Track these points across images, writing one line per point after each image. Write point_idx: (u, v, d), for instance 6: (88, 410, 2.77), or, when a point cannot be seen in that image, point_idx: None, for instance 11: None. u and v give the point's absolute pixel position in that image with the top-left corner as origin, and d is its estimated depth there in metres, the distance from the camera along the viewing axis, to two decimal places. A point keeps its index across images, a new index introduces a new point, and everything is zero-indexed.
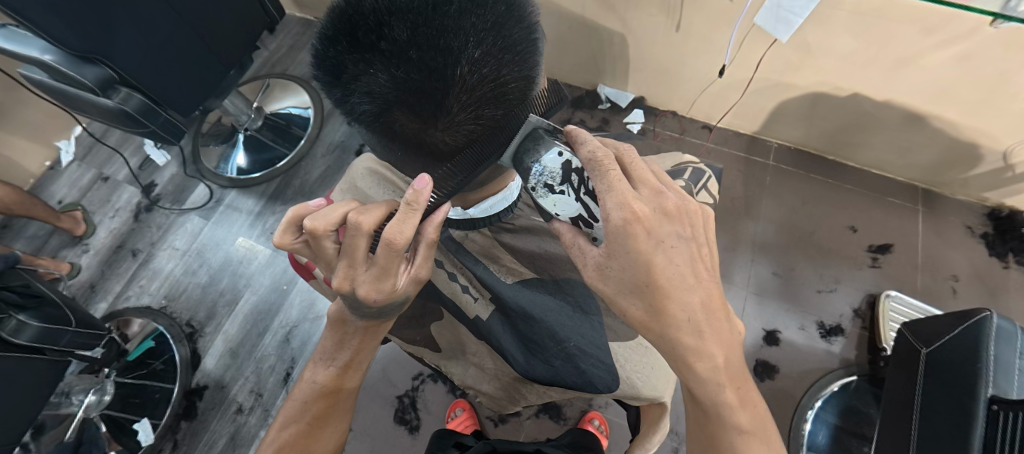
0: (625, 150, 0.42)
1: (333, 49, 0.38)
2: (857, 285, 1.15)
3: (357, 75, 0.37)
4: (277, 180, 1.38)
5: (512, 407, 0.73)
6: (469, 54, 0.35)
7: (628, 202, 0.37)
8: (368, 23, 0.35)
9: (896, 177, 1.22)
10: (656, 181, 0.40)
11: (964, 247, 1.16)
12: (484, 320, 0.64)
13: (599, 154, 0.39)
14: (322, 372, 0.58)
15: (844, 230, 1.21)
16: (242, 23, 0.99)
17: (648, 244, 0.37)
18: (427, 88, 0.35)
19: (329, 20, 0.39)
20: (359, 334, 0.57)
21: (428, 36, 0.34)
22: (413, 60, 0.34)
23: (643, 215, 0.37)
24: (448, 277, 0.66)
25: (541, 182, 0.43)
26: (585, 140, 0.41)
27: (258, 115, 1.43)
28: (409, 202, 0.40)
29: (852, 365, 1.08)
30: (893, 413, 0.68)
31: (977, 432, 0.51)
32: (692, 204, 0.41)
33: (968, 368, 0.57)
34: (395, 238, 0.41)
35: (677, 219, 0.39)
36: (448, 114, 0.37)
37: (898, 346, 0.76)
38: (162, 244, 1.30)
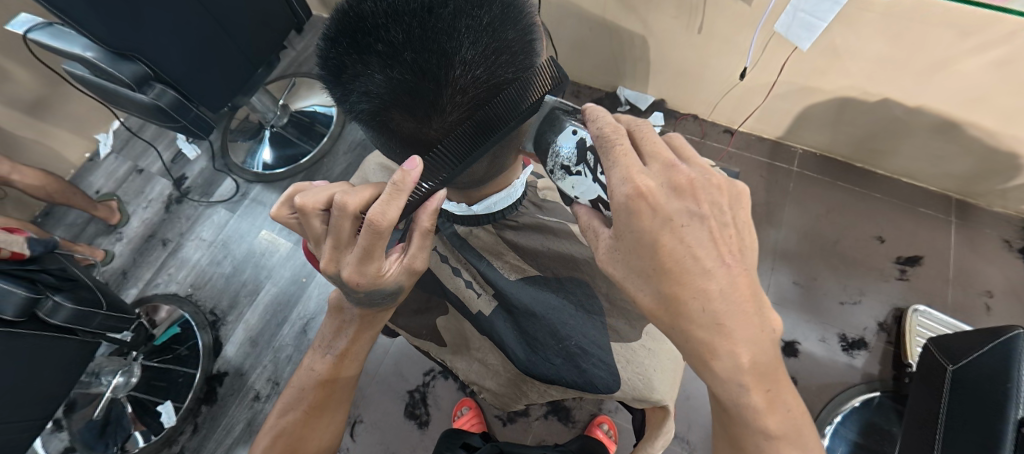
0: (639, 122, 0.39)
1: (334, 49, 0.39)
2: (882, 297, 1.11)
3: (356, 75, 0.38)
4: (299, 177, 1.42)
5: (516, 404, 0.73)
6: (462, 56, 0.36)
7: (633, 176, 0.35)
8: (365, 24, 0.36)
9: (928, 186, 1.17)
10: (668, 154, 0.37)
11: (1000, 261, 1.10)
12: (486, 316, 0.65)
13: (607, 129, 0.38)
14: (322, 359, 0.60)
15: (869, 240, 1.16)
16: (272, 23, 1.02)
17: (653, 221, 0.35)
18: (421, 88, 0.37)
19: (330, 20, 0.40)
20: (353, 322, 0.58)
21: (421, 38, 0.35)
22: (407, 61, 0.35)
23: (649, 191, 0.35)
24: (452, 271, 0.67)
25: (558, 163, 0.44)
26: (596, 114, 0.39)
27: (284, 112, 1.47)
28: (395, 183, 0.39)
29: (875, 380, 1.03)
30: (917, 429, 0.66)
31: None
32: (714, 178, 0.37)
33: (998, 388, 0.54)
34: (373, 218, 0.39)
35: (690, 195, 0.36)
36: (442, 113, 0.39)
37: (923, 361, 0.74)
38: (190, 234, 1.35)
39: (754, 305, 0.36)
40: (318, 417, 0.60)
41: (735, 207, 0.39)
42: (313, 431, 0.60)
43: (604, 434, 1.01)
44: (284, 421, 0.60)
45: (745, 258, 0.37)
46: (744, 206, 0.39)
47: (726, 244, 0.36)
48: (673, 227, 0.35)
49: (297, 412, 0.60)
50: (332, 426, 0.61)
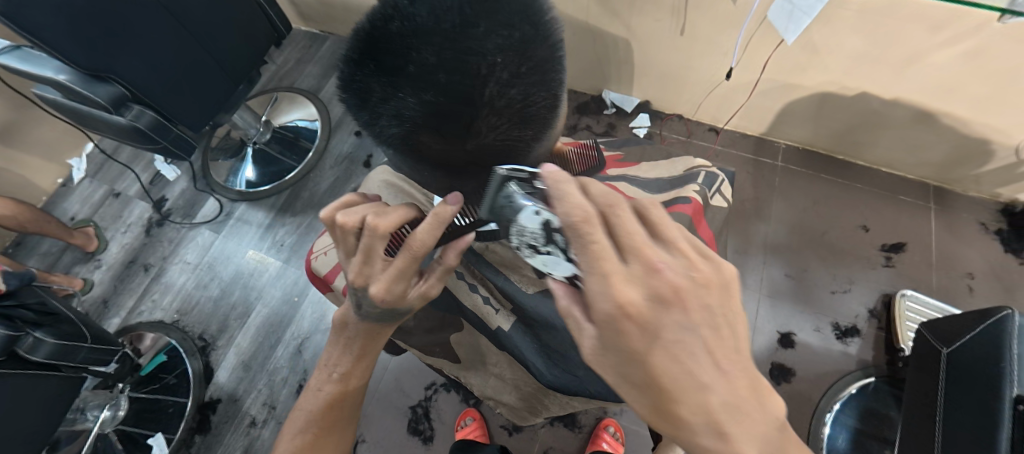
0: (613, 202, 0.29)
1: (357, 70, 0.35)
2: (871, 284, 1.14)
3: (384, 99, 0.34)
4: (286, 193, 1.39)
5: (530, 417, 0.74)
6: (502, 75, 0.33)
7: (616, 289, 0.27)
8: (393, 41, 0.32)
9: (907, 174, 1.21)
10: (653, 250, 0.29)
11: (979, 243, 1.14)
12: (506, 332, 0.62)
13: (577, 215, 0.28)
14: (326, 379, 0.58)
15: (855, 230, 1.20)
16: (251, 37, 1.00)
17: (642, 341, 0.28)
18: (456, 111, 0.33)
19: (352, 36, 0.36)
20: (358, 337, 0.56)
21: (457, 58, 0.31)
22: (444, 83, 0.32)
23: (635, 308, 0.28)
24: (468, 288, 0.65)
25: (525, 241, 0.35)
26: (565, 188, 0.29)
27: (266, 128, 1.45)
28: (436, 214, 0.39)
29: (870, 366, 1.05)
30: (914, 417, 0.67)
31: (1001, 433, 0.50)
32: (699, 272, 0.29)
33: (990, 368, 0.56)
34: (415, 243, 0.40)
35: (680, 304, 0.28)
36: (476, 135, 0.36)
37: (917, 347, 0.75)
38: (173, 257, 1.31)
39: (754, 398, 0.29)
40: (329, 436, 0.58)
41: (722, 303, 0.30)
42: (326, 450, 0.58)
43: (613, 436, 1.00)
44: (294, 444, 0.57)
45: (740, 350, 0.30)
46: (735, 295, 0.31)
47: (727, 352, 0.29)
48: (663, 345, 0.28)
49: (307, 433, 0.57)
50: (342, 444, 0.61)
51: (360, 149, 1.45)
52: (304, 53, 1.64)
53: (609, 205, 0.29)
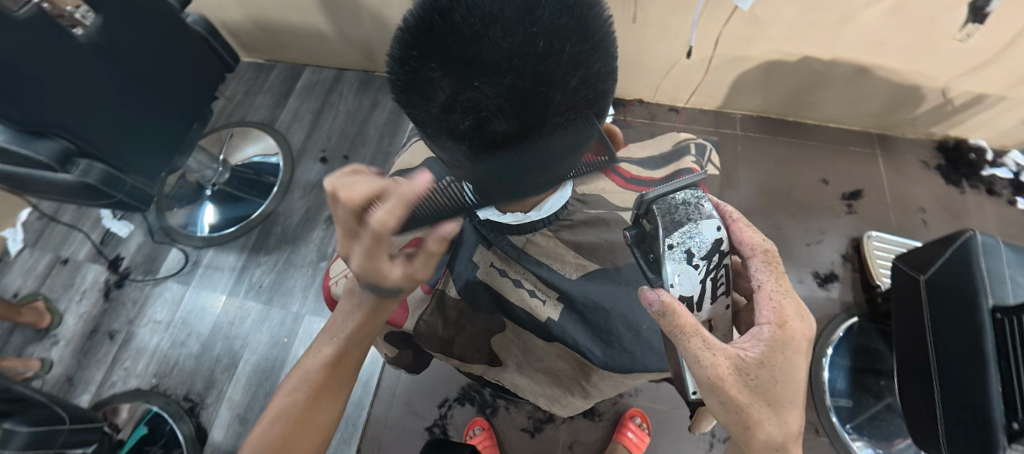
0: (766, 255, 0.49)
1: (423, 66, 0.32)
2: (840, 232, 1.22)
3: (458, 91, 0.31)
4: (255, 231, 1.32)
5: (569, 395, 0.71)
6: (578, 54, 0.31)
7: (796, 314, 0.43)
8: (462, 30, 0.30)
9: (852, 127, 1.31)
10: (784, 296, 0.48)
11: (925, 180, 1.25)
12: (557, 321, 0.63)
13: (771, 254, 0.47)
14: (330, 343, 0.56)
15: (817, 184, 1.28)
16: (199, 72, 0.94)
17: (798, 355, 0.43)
18: (534, 95, 0.31)
19: (410, 35, 0.33)
20: (362, 311, 0.54)
21: (535, 41, 0.30)
22: (523, 68, 0.30)
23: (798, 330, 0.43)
24: (513, 284, 0.65)
25: (688, 246, 0.46)
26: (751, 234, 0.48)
27: (224, 168, 1.37)
28: (405, 195, 0.36)
29: (852, 306, 1.12)
30: (908, 345, 0.72)
31: (988, 339, 0.56)
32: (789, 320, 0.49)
33: (962, 284, 0.61)
34: (373, 218, 0.35)
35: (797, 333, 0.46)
36: (547, 119, 0.34)
37: (896, 280, 0.80)
38: (141, 319, 1.21)
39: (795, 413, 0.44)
40: (319, 400, 0.55)
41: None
42: (316, 411, 0.55)
43: (638, 427, 1.01)
44: (286, 403, 0.54)
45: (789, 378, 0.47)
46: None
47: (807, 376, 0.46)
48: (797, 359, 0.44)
49: (300, 394, 0.54)
50: None
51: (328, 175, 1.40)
52: (252, 85, 1.57)
53: (770, 252, 0.47)
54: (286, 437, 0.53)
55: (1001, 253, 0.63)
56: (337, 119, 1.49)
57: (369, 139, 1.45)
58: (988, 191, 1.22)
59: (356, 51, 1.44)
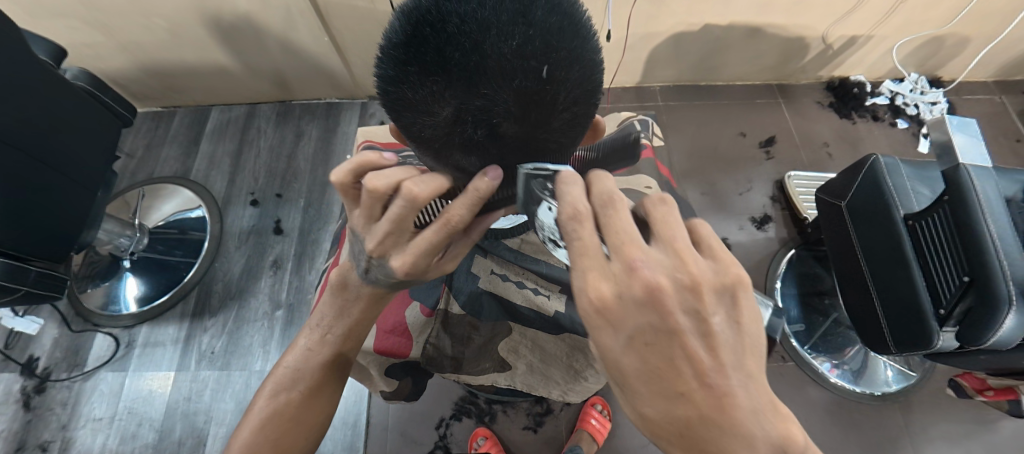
0: (608, 197, 0.28)
1: (422, 82, 0.32)
2: (764, 177, 1.35)
3: (466, 101, 0.32)
4: (194, 295, 1.20)
5: (585, 381, 0.71)
6: (576, 51, 0.32)
7: (588, 287, 0.26)
8: (460, 40, 0.30)
9: (755, 82, 1.46)
10: (636, 248, 0.25)
11: (822, 117, 1.42)
12: (564, 313, 0.65)
13: (567, 212, 0.27)
14: (322, 339, 0.55)
15: (736, 138, 1.40)
16: (94, 130, 0.83)
17: (615, 341, 0.26)
18: (543, 97, 0.32)
19: (399, 52, 0.32)
20: (358, 300, 0.52)
21: (536, 39, 0.30)
22: (529, 69, 0.31)
23: (609, 307, 0.25)
24: (515, 286, 0.67)
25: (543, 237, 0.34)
26: (567, 187, 0.29)
27: (141, 232, 1.23)
28: (478, 190, 0.34)
29: (788, 241, 1.25)
30: (843, 263, 0.81)
31: (908, 244, 0.66)
32: (690, 274, 0.25)
33: (879, 202, 0.71)
34: (454, 214, 0.35)
35: (660, 307, 0.24)
36: (558, 117, 0.34)
37: (822, 209, 0.90)
38: (76, 421, 1.05)
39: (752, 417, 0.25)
40: (310, 400, 0.56)
41: (727, 309, 0.26)
42: (309, 409, 0.56)
43: (601, 413, 1.04)
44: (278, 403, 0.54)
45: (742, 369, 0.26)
46: (742, 301, 0.26)
47: (717, 362, 0.25)
48: (638, 347, 0.26)
49: (294, 392, 0.55)
50: None
51: (263, 218, 1.30)
52: (154, 136, 1.41)
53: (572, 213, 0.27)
54: (278, 438, 0.53)
55: (901, 170, 0.74)
56: (260, 157, 1.38)
57: (302, 172, 1.36)
58: (874, 118, 1.41)
59: (267, 82, 1.35)
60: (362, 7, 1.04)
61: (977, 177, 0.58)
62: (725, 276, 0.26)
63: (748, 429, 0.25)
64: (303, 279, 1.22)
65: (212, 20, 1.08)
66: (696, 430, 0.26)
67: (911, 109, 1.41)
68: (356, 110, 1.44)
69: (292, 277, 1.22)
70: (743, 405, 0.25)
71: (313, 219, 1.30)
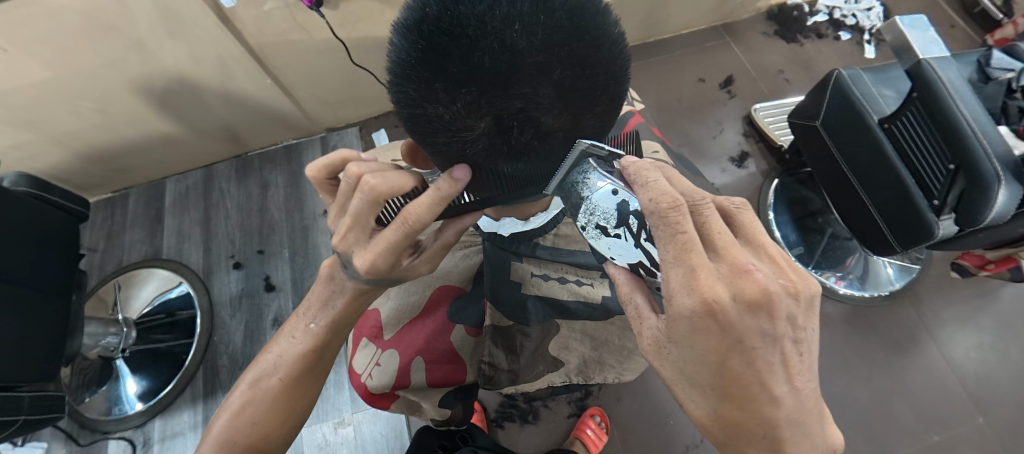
0: (698, 200, 0.34)
1: (455, 95, 0.31)
2: (732, 116, 1.37)
3: (507, 104, 0.32)
4: (200, 375, 1.15)
5: (638, 358, 0.72)
6: (598, 27, 0.32)
7: (700, 287, 0.30)
8: (487, 42, 0.29)
9: (700, 26, 1.48)
10: (741, 253, 0.31)
11: (771, 46, 1.46)
12: (611, 295, 0.69)
13: (666, 202, 0.32)
14: (306, 329, 0.56)
15: (696, 85, 1.42)
16: (48, 234, 0.77)
17: (721, 344, 0.30)
18: (579, 82, 0.33)
19: (419, 70, 0.31)
20: (342, 293, 0.53)
21: (563, 26, 0.30)
22: (564, 59, 0.31)
23: (720, 307, 0.29)
24: (559, 283, 0.70)
25: (592, 221, 0.40)
26: (651, 178, 0.34)
27: (129, 324, 1.14)
28: (439, 190, 0.39)
29: (769, 171, 1.28)
30: (831, 177, 0.84)
31: (887, 145, 0.69)
32: (792, 282, 0.31)
33: (852, 112, 0.73)
34: (410, 213, 0.40)
35: (768, 311, 0.30)
36: (595, 98, 0.35)
37: (798, 133, 0.92)
38: None
39: (815, 418, 0.33)
40: (294, 389, 0.56)
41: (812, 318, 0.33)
42: (293, 397, 0.56)
43: (598, 425, 1.02)
44: (259, 388, 0.55)
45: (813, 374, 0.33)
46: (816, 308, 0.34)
47: (801, 366, 0.32)
48: (744, 352, 0.30)
49: (275, 379, 0.55)
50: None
51: (251, 279, 1.25)
52: (111, 224, 1.33)
53: (677, 204, 0.32)
54: (257, 422, 0.54)
55: (863, 77, 0.75)
56: (231, 218, 1.32)
57: (277, 223, 1.31)
58: (819, 36, 1.45)
59: (219, 140, 1.29)
60: (298, 40, 1.00)
61: (940, 67, 0.60)
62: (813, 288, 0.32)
63: (814, 424, 0.33)
64: None
65: (143, 90, 1.02)
66: (780, 427, 0.32)
67: (850, 20, 1.46)
68: (316, 147, 1.40)
69: None
70: (811, 405, 0.32)
71: (303, 267, 1.26)
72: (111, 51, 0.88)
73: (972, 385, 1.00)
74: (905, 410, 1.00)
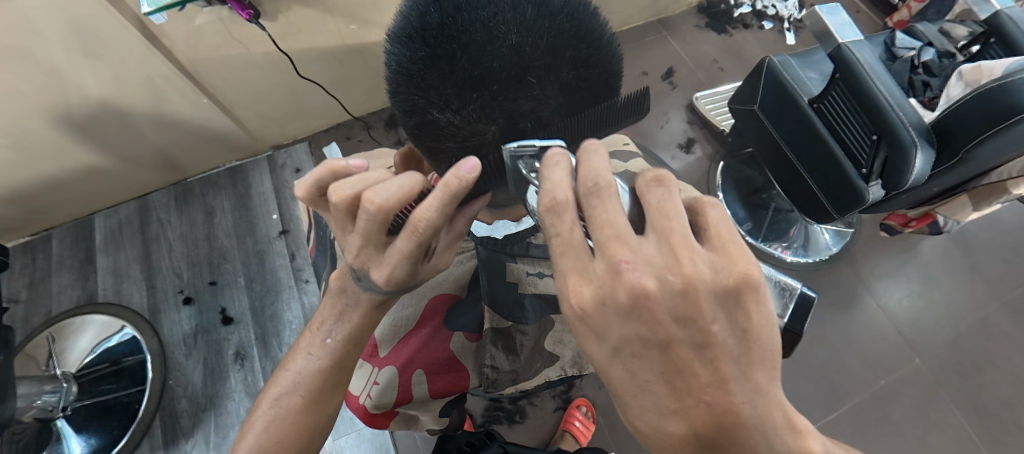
0: (590, 189, 0.29)
1: (466, 99, 0.34)
2: (677, 105, 1.45)
3: (518, 106, 0.35)
4: (157, 424, 1.05)
5: None
6: (596, 33, 0.36)
7: (573, 290, 0.28)
8: (497, 47, 0.32)
9: (638, 22, 1.55)
10: (623, 249, 0.26)
11: (703, 38, 1.55)
12: None
13: (547, 203, 0.29)
14: (322, 344, 0.52)
15: (641, 78, 1.49)
16: None
17: (602, 350, 0.29)
18: (585, 82, 0.36)
19: (428, 76, 0.34)
20: (358, 304, 0.50)
21: (563, 29, 0.34)
22: (568, 59, 0.34)
23: (588, 313, 0.28)
24: (554, 278, 0.71)
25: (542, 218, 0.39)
26: (546, 174, 0.30)
27: (69, 380, 1.04)
28: (446, 187, 0.32)
29: (715, 154, 1.37)
30: (772, 156, 0.92)
31: (819, 124, 0.76)
32: (688, 275, 0.26)
33: (785, 95, 0.80)
34: (417, 219, 0.35)
35: (645, 314, 0.26)
36: (600, 99, 0.39)
37: (739, 118, 0.99)
38: None
39: (754, 429, 0.27)
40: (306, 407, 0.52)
41: (729, 311, 0.27)
42: (316, 411, 0.53)
43: (585, 415, 1.05)
44: (280, 404, 0.52)
45: (748, 378, 0.27)
46: (751, 302, 0.27)
47: (715, 373, 0.27)
48: (628, 355, 0.28)
49: (296, 397, 0.52)
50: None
51: (205, 313, 1.16)
52: (30, 270, 1.19)
53: (557, 203, 0.29)
54: (281, 441, 0.51)
55: (791, 63, 0.82)
56: (175, 250, 1.22)
57: (229, 250, 1.22)
58: (745, 26, 1.57)
59: (152, 166, 1.18)
60: (235, 55, 0.95)
61: (856, 50, 0.67)
62: (729, 277, 0.26)
63: (751, 433, 0.27)
64: (276, 360, 1.11)
65: (60, 119, 0.91)
66: (695, 435, 0.28)
67: (770, 10, 1.59)
68: (264, 167, 1.32)
69: (263, 362, 1.11)
70: (744, 415, 0.27)
71: (262, 294, 1.18)
72: (19, 79, 0.78)
73: (906, 330, 1.13)
74: (854, 359, 1.11)
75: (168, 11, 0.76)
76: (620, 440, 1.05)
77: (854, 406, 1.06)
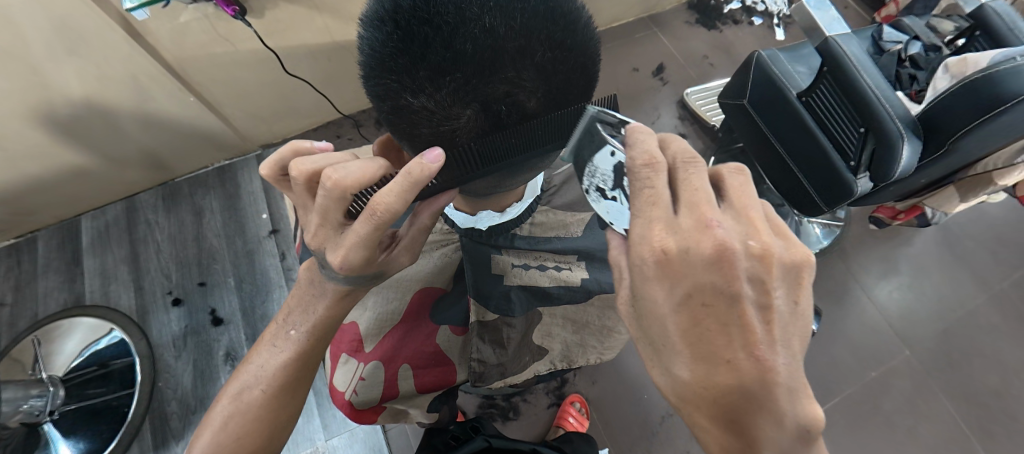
0: (688, 159, 0.33)
1: (440, 82, 0.34)
2: (667, 100, 1.45)
3: (492, 88, 0.35)
4: (148, 426, 1.04)
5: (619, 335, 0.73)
6: (570, 14, 0.36)
7: (653, 235, 0.30)
8: (471, 30, 0.32)
9: (628, 18, 1.55)
10: (712, 209, 0.30)
11: (694, 34, 1.56)
12: (588, 277, 0.73)
13: (645, 159, 0.32)
14: (287, 337, 0.52)
15: (632, 74, 1.49)
16: None
17: (669, 296, 0.30)
18: (560, 65, 0.36)
19: (401, 60, 0.33)
20: (323, 295, 0.51)
21: (538, 12, 0.34)
22: (543, 42, 0.34)
23: (669, 256, 0.30)
24: (538, 271, 0.73)
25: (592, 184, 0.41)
26: (640, 137, 0.34)
27: (54, 385, 1.02)
28: (410, 173, 0.34)
29: (705, 149, 1.37)
30: (763, 151, 0.92)
31: (807, 117, 0.76)
32: (760, 242, 0.30)
33: (774, 89, 0.80)
34: (377, 202, 0.36)
35: (723, 265, 0.28)
36: (575, 82, 0.39)
37: (728, 113, 0.99)
38: None
39: (786, 397, 0.29)
40: (275, 397, 0.52)
41: (786, 282, 0.31)
42: (279, 406, 0.52)
43: (580, 411, 1.05)
44: (239, 401, 0.51)
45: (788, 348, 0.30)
46: (804, 278, 0.31)
47: (768, 333, 0.29)
48: (693, 303, 0.30)
49: (257, 390, 0.52)
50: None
51: (195, 314, 1.15)
52: (14, 274, 1.16)
53: (654, 161, 0.32)
54: (240, 436, 0.50)
55: (779, 57, 0.82)
56: (163, 251, 1.20)
57: (218, 250, 1.21)
58: (735, 22, 1.58)
59: (139, 165, 1.17)
60: (222, 52, 0.93)
61: (844, 43, 0.67)
62: (789, 255, 0.31)
63: (782, 400, 0.29)
64: None
65: (44, 119, 0.90)
66: (730, 395, 0.30)
67: (759, 6, 1.60)
68: (253, 165, 1.31)
69: None
70: (780, 382, 0.29)
71: (253, 294, 1.17)
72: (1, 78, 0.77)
73: (896, 321, 1.14)
74: (845, 351, 1.12)
75: (150, 7, 0.74)
76: (614, 435, 1.05)
77: (846, 398, 1.07)
